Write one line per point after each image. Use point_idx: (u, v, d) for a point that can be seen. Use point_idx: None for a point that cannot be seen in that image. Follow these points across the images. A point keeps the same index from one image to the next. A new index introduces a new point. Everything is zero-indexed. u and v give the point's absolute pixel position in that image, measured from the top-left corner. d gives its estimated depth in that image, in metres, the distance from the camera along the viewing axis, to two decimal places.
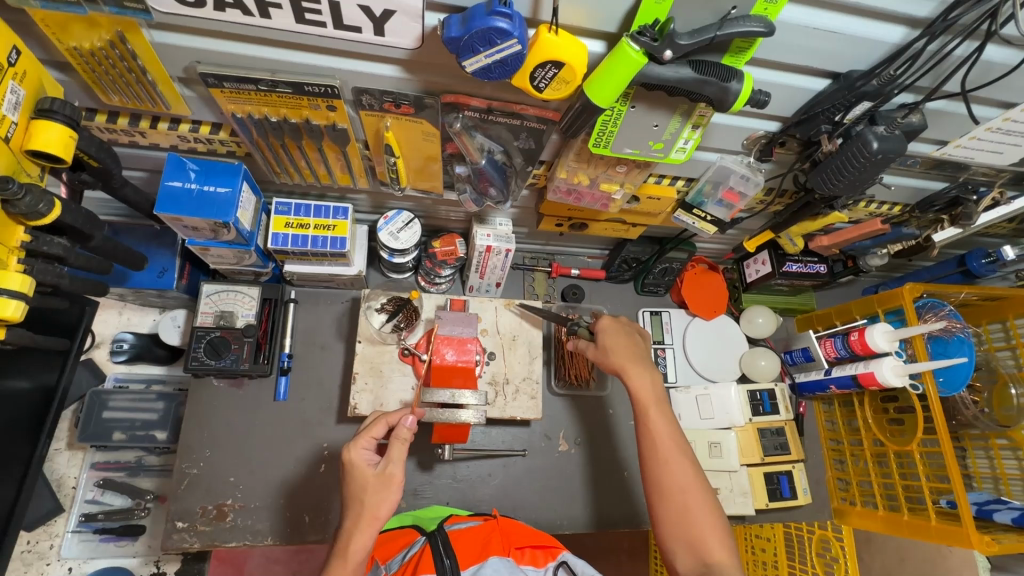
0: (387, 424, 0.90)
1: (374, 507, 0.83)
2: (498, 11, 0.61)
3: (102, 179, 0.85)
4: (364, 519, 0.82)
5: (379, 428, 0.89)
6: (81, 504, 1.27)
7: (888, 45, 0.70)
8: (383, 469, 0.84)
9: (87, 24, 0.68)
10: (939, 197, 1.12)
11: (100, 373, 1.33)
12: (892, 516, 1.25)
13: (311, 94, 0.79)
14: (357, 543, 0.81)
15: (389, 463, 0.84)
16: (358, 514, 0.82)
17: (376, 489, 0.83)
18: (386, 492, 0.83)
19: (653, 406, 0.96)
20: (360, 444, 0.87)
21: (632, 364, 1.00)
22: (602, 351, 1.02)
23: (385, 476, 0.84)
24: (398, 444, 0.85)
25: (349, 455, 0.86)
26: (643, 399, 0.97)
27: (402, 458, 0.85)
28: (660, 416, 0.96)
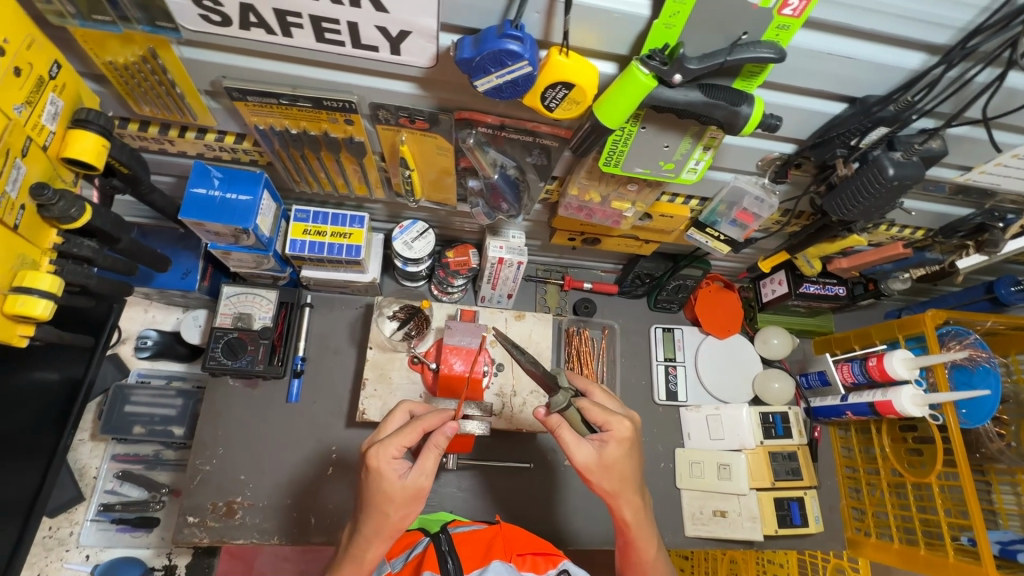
0: (420, 430, 0.84)
1: (398, 519, 0.81)
2: (510, 34, 0.62)
3: (131, 185, 0.89)
4: (386, 530, 0.81)
5: (411, 434, 0.83)
6: (101, 494, 1.32)
7: (906, 71, 0.69)
8: (415, 482, 0.80)
9: (122, 41, 0.71)
10: (963, 223, 1.08)
11: (124, 368, 1.39)
12: (907, 550, 1.21)
13: (330, 108, 0.81)
14: (374, 552, 0.82)
15: (421, 476, 0.81)
16: (378, 526, 0.81)
17: (406, 504, 0.81)
18: (413, 506, 0.81)
19: (623, 503, 0.88)
20: (392, 453, 0.81)
21: (619, 473, 0.86)
22: (603, 472, 0.85)
23: (417, 491, 0.81)
24: (433, 456, 0.81)
25: (379, 463, 0.80)
26: (613, 468, 0.84)
27: (433, 471, 0.82)
28: (630, 509, 0.89)
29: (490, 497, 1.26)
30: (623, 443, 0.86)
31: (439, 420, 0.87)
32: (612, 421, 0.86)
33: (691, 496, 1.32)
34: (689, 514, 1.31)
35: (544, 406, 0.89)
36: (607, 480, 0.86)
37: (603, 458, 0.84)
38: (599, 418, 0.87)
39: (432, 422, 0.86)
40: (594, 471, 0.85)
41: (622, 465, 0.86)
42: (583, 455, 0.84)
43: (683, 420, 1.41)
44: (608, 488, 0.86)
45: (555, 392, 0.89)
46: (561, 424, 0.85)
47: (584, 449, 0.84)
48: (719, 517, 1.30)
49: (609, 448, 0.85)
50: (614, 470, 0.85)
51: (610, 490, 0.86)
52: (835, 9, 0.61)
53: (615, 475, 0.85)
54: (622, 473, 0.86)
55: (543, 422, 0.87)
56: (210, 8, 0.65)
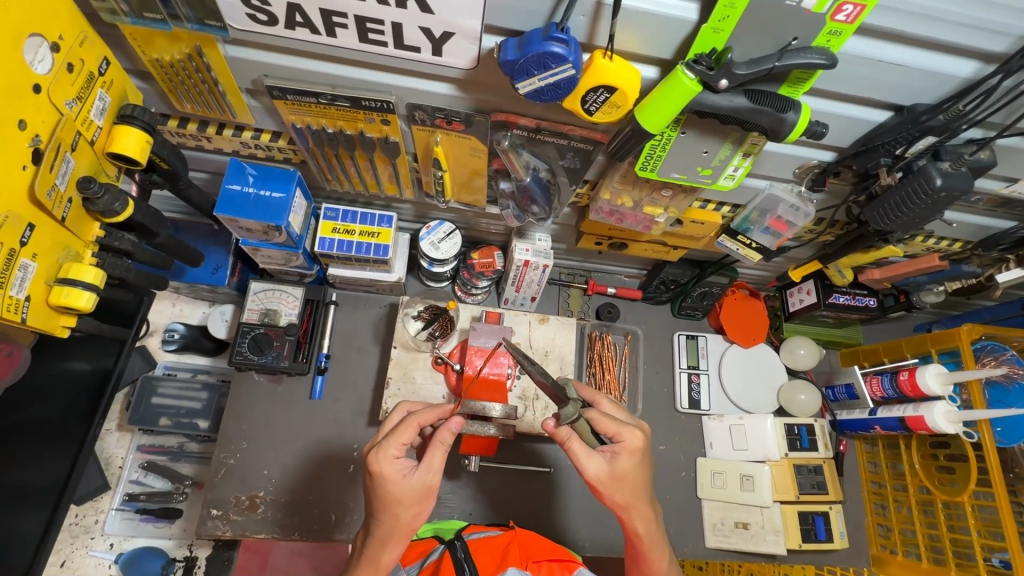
0: (416, 426, 0.84)
1: (411, 518, 0.81)
2: (555, 36, 0.62)
3: (170, 181, 0.90)
4: (400, 531, 0.81)
5: (409, 433, 0.83)
6: (126, 484, 1.34)
7: (959, 79, 0.67)
8: (422, 480, 0.80)
9: (170, 39, 0.73)
10: (1005, 236, 1.05)
11: (151, 360, 1.41)
12: (936, 570, 1.18)
13: (367, 108, 0.82)
14: (389, 555, 0.81)
15: (428, 474, 0.80)
16: (391, 528, 0.80)
17: (417, 502, 0.80)
18: (424, 503, 0.81)
19: (635, 515, 0.86)
20: (392, 454, 0.80)
21: (631, 486, 0.85)
22: (615, 483, 0.83)
23: (427, 488, 0.80)
24: (439, 453, 0.81)
25: (381, 466, 0.80)
26: (626, 481, 0.84)
27: (441, 466, 0.81)
28: (642, 522, 0.87)
29: (509, 501, 1.25)
30: (635, 455, 0.85)
31: (435, 415, 0.87)
32: (623, 432, 0.85)
33: (712, 506, 1.31)
34: (710, 525, 1.29)
35: (553, 419, 0.88)
36: (618, 493, 0.85)
37: (614, 470, 0.83)
38: (610, 430, 0.86)
39: (428, 418, 0.86)
40: (605, 484, 0.84)
41: (634, 478, 0.85)
42: (594, 467, 0.83)
43: (705, 429, 1.39)
44: (619, 500, 0.85)
45: (564, 402, 0.88)
46: (570, 436, 0.85)
47: (595, 461, 0.83)
48: (740, 529, 1.28)
49: (621, 460, 0.84)
50: (626, 482, 0.84)
51: (623, 503, 0.85)
52: (890, 15, 0.60)
53: (628, 487, 0.84)
54: (634, 485, 0.85)
55: (551, 433, 0.87)
56: (258, 7, 0.66)
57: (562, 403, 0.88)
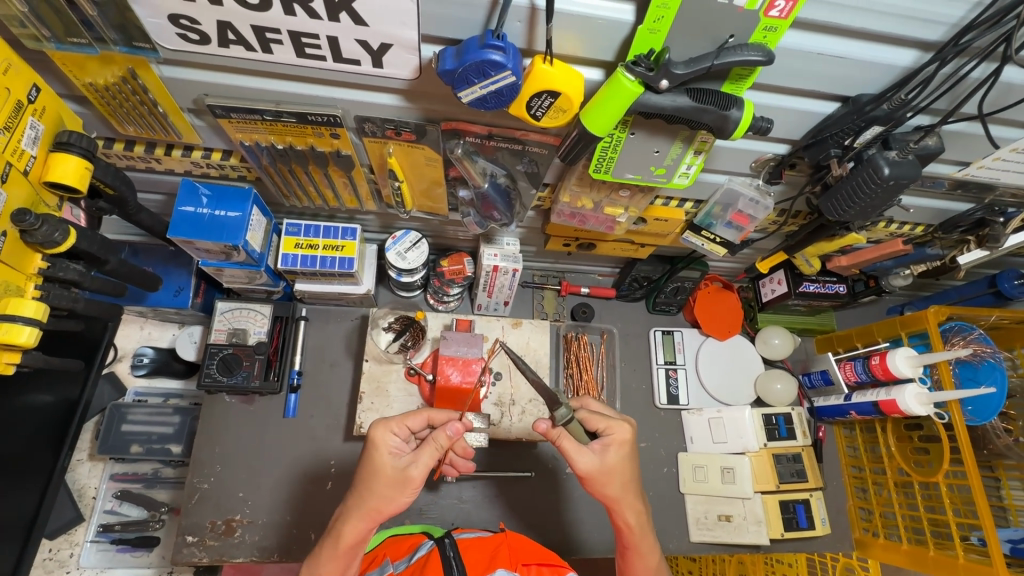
0: (425, 418, 0.89)
1: (379, 501, 0.79)
2: (491, 43, 0.60)
3: (118, 207, 0.88)
4: (365, 510, 0.79)
5: (417, 420, 0.88)
6: (100, 514, 1.31)
7: (899, 69, 0.67)
8: (405, 466, 0.80)
9: (101, 62, 0.71)
10: (963, 219, 1.07)
11: (120, 387, 1.38)
12: (917, 551, 1.19)
13: (315, 122, 0.80)
14: (350, 529, 0.79)
15: (412, 464, 0.80)
16: (360, 504, 0.79)
17: (391, 485, 0.79)
18: (399, 493, 0.79)
19: (625, 508, 0.86)
20: (393, 427, 0.83)
21: (622, 478, 0.85)
22: (607, 473, 0.84)
23: (405, 477, 0.79)
24: (429, 452, 0.80)
25: (377, 436, 0.81)
26: (617, 471, 0.84)
27: (427, 465, 0.80)
28: (633, 513, 0.87)
29: (492, 508, 1.24)
30: (624, 448, 0.86)
31: (447, 418, 0.91)
32: (613, 426, 0.86)
33: (695, 501, 1.30)
34: (694, 519, 1.29)
35: (545, 418, 0.86)
36: (610, 486, 0.85)
37: (605, 463, 0.83)
38: (600, 425, 0.86)
39: (439, 417, 0.91)
40: (595, 477, 0.84)
41: (624, 468, 0.85)
42: (585, 461, 0.83)
43: (685, 424, 1.39)
44: (608, 495, 0.85)
45: (557, 405, 0.85)
46: (562, 434, 0.85)
47: (586, 454, 0.83)
48: (723, 522, 1.28)
49: (611, 452, 0.84)
50: (616, 475, 0.84)
51: (613, 496, 0.85)
52: (824, 9, 0.60)
53: (618, 480, 0.84)
54: (624, 478, 0.85)
55: (544, 433, 0.86)
56: (187, 27, 0.64)
57: (555, 404, 0.86)
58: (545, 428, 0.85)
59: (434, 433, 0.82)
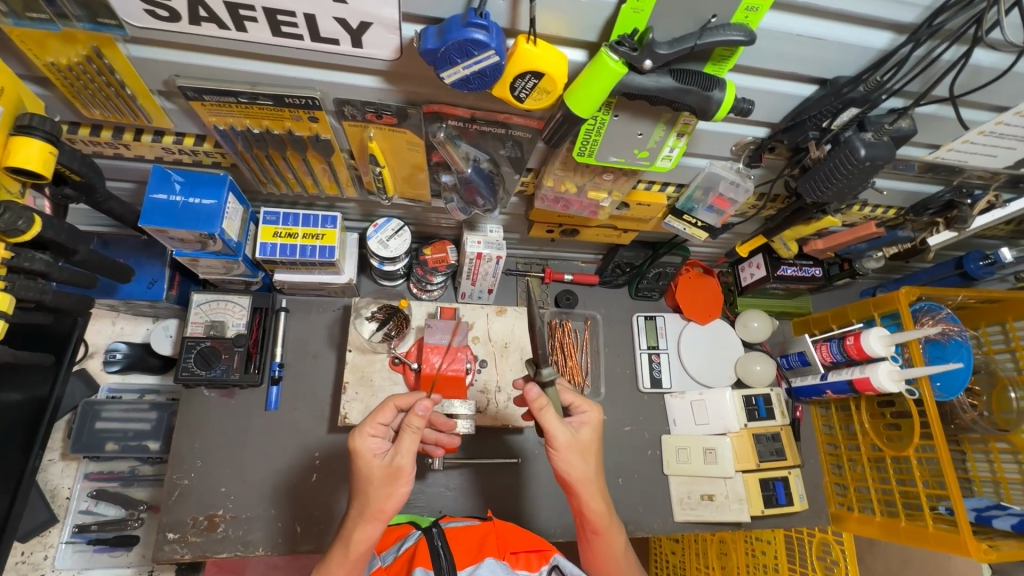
0: (394, 408, 0.84)
1: (380, 501, 0.78)
2: (474, 22, 0.59)
3: (85, 194, 0.85)
4: (369, 512, 0.78)
5: (386, 414, 0.83)
6: (75, 514, 1.27)
7: (874, 51, 0.69)
8: (391, 461, 0.78)
9: (64, 40, 0.68)
10: (933, 201, 1.11)
11: (93, 384, 1.34)
12: (890, 522, 1.24)
13: (292, 105, 0.78)
14: (361, 533, 0.78)
15: (397, 455, 0.78)
16: (362, 508, 0.78)
17: (384, 483, 0.77)
18: (393, 486, 0.78)
19: (591, 492, 0.86)
20: (368, 431, 0.80)
21: (591, 458, 0.86)
22: (577, 448, 0.84)
23: (394, 469, 0.77)
24: (408, 436, 0.78)
25: (356, 444, 0.79)
26: (586, 447, 0.85)
27: (412, 450, 0.79)
28: (598, 498, 0.87)
29: (480, 494, 1.25)
30: (594, 428, 0.87)
31: (414, 399, 0.87)
32: (584, 405, 0.88)
33: (679, 481, 1.33)
34: (678, 499, 1.32)
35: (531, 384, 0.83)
36: (580, 463, 0.85)
37: (577, 439, 0.84)
38: (572, 400, 0.89)
39: (406, 400, 0.86)
40: (566, 453, 0.84)
41: (593, 450, 0.86)
42: (560, 435, 0.83)
43: (668, 407, 1.42)
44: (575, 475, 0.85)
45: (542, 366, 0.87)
46: (545, 404, 0.82)
47: (563, 429, 0.83)
48: (706, 501, 1.31)
49: (583, 429, 0.86)
50: (587, 453, 0.85)
51: (581, 479, 0.85)
52: None
53: (587, 458, 0.85)
54: (593, 458, 0.86)
55: (529, 401, 0.82)
56: (156, 2, 0.62)
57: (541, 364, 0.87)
58: (534, 396, 0.82)
59: (408, 419, 0.80)
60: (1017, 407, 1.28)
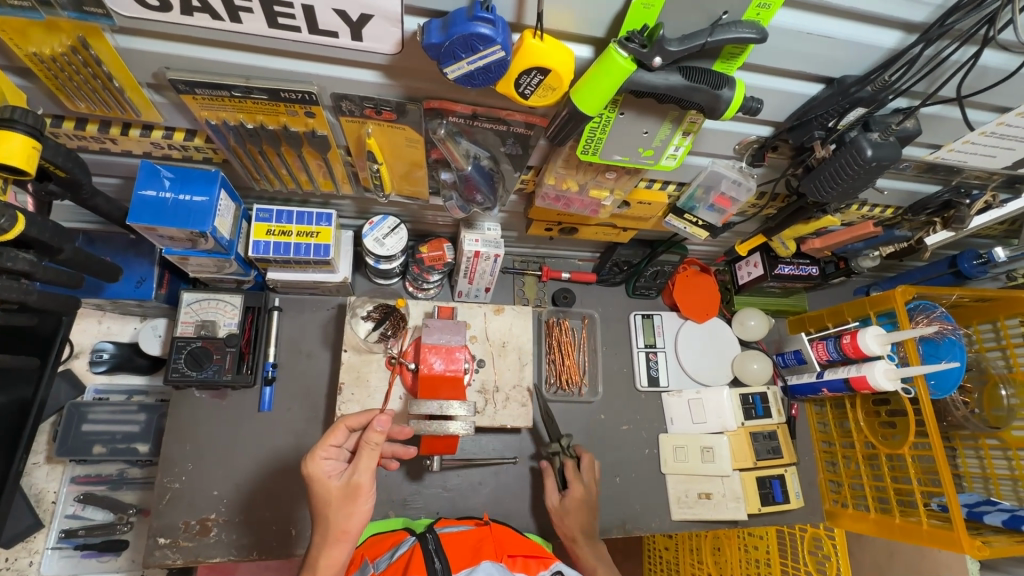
0: (346, 429, 0.84)
1: (341, 522, 0.78)
2: (480, 16, 0.58)
3: (70, 189, 0.82)
4: (331, 535, 0.77)
5: (340, 435, 0.84)
6: (61, 519, 1.24)
7: (884, 50, 0.68)
8: (348, 479, 0.79)
9: (46, 30, 0.64)
10: (931, 201, 1.11)
11: (78, 384, 1.30)
12: (884, 519, 1.25)
13: (288, 100, 0.76)
14: (327, 557, 0.77)
15: (354, 473, 0.79)
16: (324, 531, 0.78)
17: (344, 502, 0.78)
18: (353, 505, 0.78)
19: (583, 547, 1.10)
20: (322, 455, 0.81)
21: (578, 518, 1.11)
22: (560, 510, 1.12)
23: (351, 487, 0.79)
24: (366, 454, 0.79)
25: (311, 469, 0.80)
26: (571, 503, 1.12)
27: (369, 467, 0.80)
28: (596, 556, 1.09)
29: (478, 494, 1.24)
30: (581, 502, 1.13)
31: (366, 417, 0.87)
32: (575, 482, 1.14)
33: (676, 480, 1.33)
34: (675, 498, 1.32)
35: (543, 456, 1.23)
36: (568, 524, 1.12)
37: (563, 503, 1.13)
38: (569, 475, 1.15)
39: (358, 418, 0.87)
40: (555, 513, 1.13)
41: (579, 514, 1.12)
42: (551, 497, 1.15)
43: (666, 405, 1.42)
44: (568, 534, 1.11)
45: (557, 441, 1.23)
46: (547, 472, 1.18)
47: (553, 495, 1.15)
48: (703, 499, 1.31)
49: (571, 499, 1.12)
50: (572, 515, 1.12)
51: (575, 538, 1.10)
52: None
53: (573, 519, 1.11)
54: (580, 519, 1.11)
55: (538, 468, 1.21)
56: None
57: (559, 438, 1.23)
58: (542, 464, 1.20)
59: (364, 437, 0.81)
60: (1008, 404, 1.29)
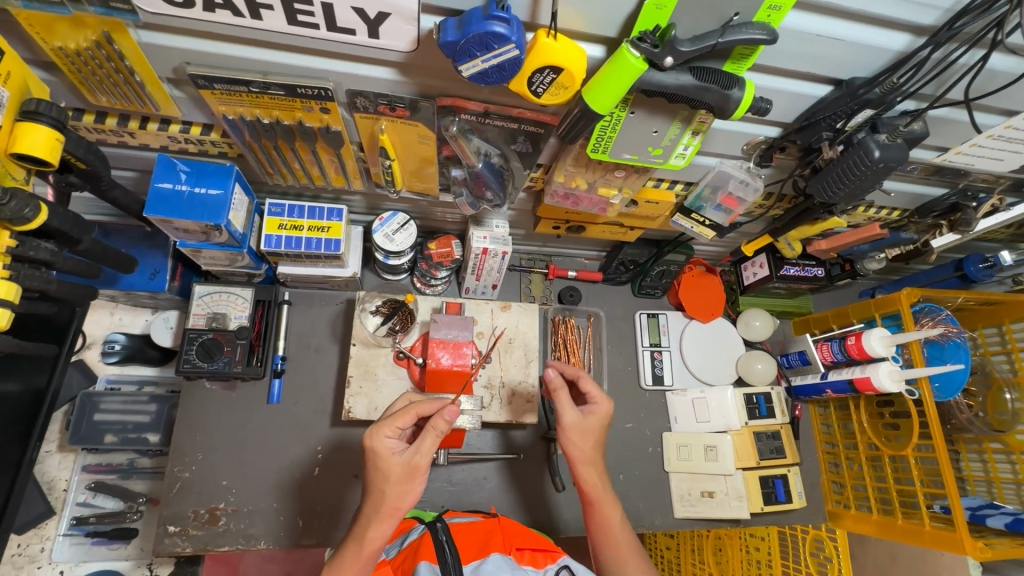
0: (414, 413, 0.84)
1: (396, 498, 0.80)
2: (496, 15, 0.59)
3: (90, 182, 0.83)
4: (385, 511, 0.79)
5: (405, 417, 0.84)
6: (73, 507, 1.26)
7: (892, 53, 0.69)
8: (410, 459, 0.80)
9: (72, 24, 0.66)
10: (938, 203, 1.11)
11: (91, 375, 1.32)
12: (886, 521, 1.25)
13: (304, 96, 0.77)
14: (374, 532, 0.79)
15: (416, 454, 0.80)
16: (377, 506, 0.80)
17: (401, 481, 0.79)
18: (409, 485, 0.80)
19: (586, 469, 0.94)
20: (385, 432, 0.81)
21: (594, 441, 0.95)
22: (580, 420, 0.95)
23: (412, 468, 0.80)
24: (429, 437, 0.80)
25: (374, 443, 0.81)
26: (583, 426, 0.95)
27: (430, 451, 0.81)
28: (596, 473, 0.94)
29: (483, 489, 1.25)
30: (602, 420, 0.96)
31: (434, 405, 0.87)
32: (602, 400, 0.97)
33: (679, 478, 1.34)
34: (678, 497, 1.33)
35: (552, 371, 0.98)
36: (584, 446, 0.94)
37: (585, 422, 0.95)
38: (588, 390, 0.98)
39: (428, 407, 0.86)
40: (570, 430, 0.95)
41: (596, 438, 0.96)
42: (569, 416, 0.95)
43: (670, 404, 1.43)
44: (580, 431, 0.95)
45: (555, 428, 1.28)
46: (561, 387, 0.96)
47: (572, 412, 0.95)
48: (707, 498, 1.32)
49: (594, 417, 0.95)
50: (590, 437, 0.95)
51: (591, 483, 0.93)
52: None
53: (591, 439, 0.95)
54: (596, 442, 0.96)
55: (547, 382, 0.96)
56: None
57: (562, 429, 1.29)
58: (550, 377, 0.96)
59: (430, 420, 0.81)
60: (1013, 408, 1.29)
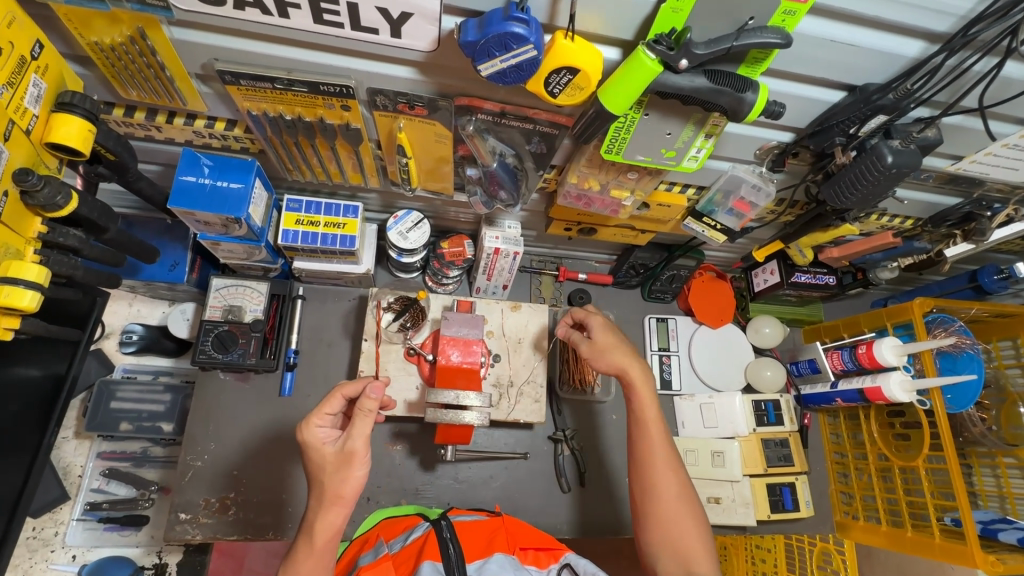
0: (342, 396, 0.84)
1: (336, 485, 0.77)
2: (515, 16, 0.60)
3: (118, 172, 0.86)
4: (328, 498, 0.77)
5: (334, 403, 0.84)
6: (87, 493, 1.28)
7: (906, 59, 0.70)
8: (342, 445, 0.78)
9: (109, 21, 0.69)
10: (952, 212, 1.10)
11: (108, 364, 1.35)
12: (895, 532, 1.24)
13: (326, 93, 0.79)
14: (324, 520, 0.76)
15: (348, 440, 0.78)
16: (320, 493, 0.78)
17: (337, 467, 0.78)
18: (349, 470, 0.77)
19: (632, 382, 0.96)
20: (315, 422, 0.82)
21: (617, 353, 0.99)
22: (595, 348, 1.00)
23: (347, 452, 0.78)
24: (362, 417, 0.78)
25: (306, 437, 0.81)
26: (606, 345, 1.00)
27: (362, 434, 0.79)
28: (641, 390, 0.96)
29: (488, 487, 1.26)
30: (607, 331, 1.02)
31: (361, 386, 0.86)
32: (591, 317, 1.04)
33: None
34: None
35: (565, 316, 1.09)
36: (606, 361, 0.99)
37: (600, 344, 1.00)
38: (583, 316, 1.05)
39: (354, 388, 0.85)
40: (592, 356, 1.00)
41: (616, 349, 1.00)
42: (582, 345, 1.02)
43: (678, 409, 1.42)
44: (606, 348, 1.00)
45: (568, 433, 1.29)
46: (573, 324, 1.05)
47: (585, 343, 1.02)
48: (713, 503, 1.31)
49: (602, 338, 1.01)
50: (609, 352, 1.00)
51: (640, 396, 0.96)
52: None
53: (612, 355, 0.99)
54: (619, 355, 0.99)
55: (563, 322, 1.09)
56: None
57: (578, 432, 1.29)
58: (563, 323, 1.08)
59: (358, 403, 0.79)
60: None
